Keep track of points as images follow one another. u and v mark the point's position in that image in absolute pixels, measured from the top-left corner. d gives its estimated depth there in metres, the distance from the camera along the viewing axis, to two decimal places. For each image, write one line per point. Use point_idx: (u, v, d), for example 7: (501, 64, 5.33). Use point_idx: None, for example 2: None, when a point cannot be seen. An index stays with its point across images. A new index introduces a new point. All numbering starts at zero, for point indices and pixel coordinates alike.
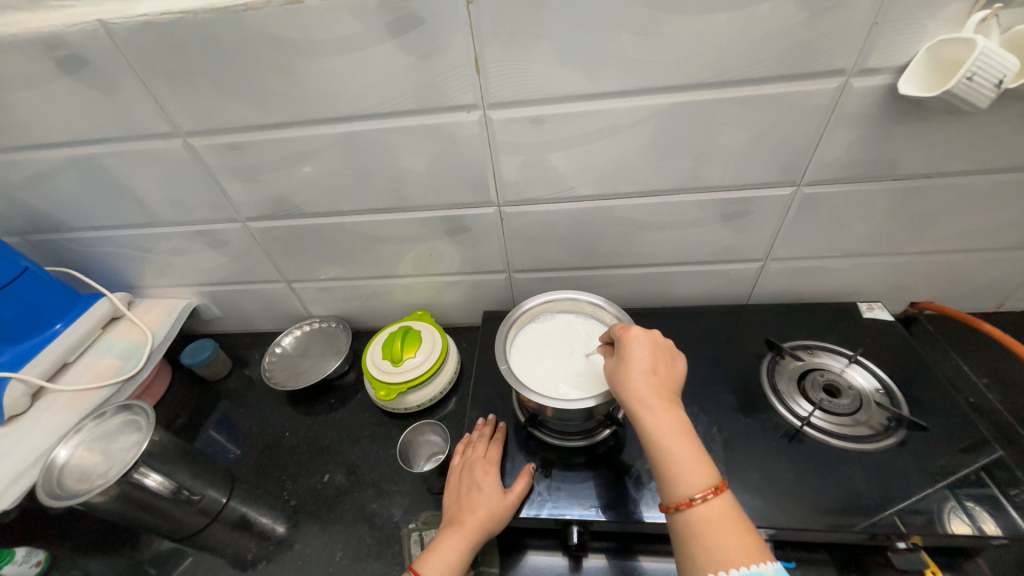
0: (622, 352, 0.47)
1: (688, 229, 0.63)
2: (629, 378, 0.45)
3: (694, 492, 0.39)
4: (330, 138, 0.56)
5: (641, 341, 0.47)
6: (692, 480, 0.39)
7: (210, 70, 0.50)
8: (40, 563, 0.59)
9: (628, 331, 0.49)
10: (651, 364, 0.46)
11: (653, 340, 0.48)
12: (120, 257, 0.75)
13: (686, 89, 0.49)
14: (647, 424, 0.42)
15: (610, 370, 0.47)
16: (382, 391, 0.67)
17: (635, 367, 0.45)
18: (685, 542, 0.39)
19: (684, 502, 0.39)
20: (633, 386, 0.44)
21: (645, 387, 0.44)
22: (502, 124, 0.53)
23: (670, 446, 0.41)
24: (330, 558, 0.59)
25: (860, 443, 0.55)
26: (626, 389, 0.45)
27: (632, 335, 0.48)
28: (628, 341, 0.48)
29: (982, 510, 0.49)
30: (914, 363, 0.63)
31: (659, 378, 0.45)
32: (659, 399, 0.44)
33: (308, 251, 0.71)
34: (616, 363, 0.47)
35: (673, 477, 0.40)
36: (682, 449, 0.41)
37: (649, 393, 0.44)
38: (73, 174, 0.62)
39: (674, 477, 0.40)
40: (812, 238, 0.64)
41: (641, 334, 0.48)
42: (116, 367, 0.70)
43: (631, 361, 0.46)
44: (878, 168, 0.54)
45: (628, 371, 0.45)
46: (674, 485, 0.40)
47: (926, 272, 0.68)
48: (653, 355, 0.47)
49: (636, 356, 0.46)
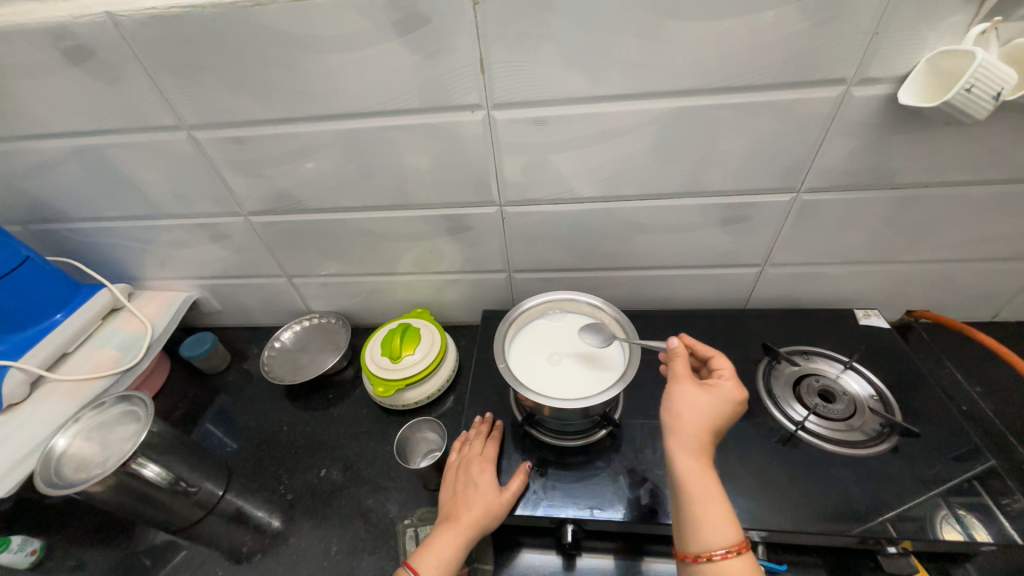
0: (706, 396, 0.45)
1: (688, 233, 0.64)
2: (694, 423, 0.43)
3: (733, 544, 0.39)
4: (333, 134, 0.56)
5: (734, 397, 0.45)
6: (732, 531, 0.40)
7: (217, 64, 0.50)
8: (35, 552, 0.60)
9: (725, 385, 0.45)
10: (718, 422, 0.44)
11: (738, 404, 0.45)
12: (121, 248, 0.75)
13: (690, 94, 0.49)
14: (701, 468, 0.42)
15: (686, 403, 0.44)
16: (381, 387, 0.67)
17: (705, 418, 0.44)
18: None
19: (723, 552, 0.39)
20: (694, 432, 0.43)
21: (704, 439, 0.43)
22: (505, 125, 0.53)
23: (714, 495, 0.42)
24: (325, 552, 0.59)
25: (853, 448, 0.55)
26: (686, 426, 0.43)
27: (726, 389, 0.45)
28: (716, 390, 0.45)
29: (972, 517, 0.49)
30: (909, 371, 0.64)
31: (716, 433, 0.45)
32: (706, 452, 0.43)
33: (309, 246, 0.72)
34: (690, 397, 0.45)
35: (714, 524, 0.40)
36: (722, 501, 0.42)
37: (704, 443, 0.43)
38: (77, 165, 0.62)
39: (714, 524, 0.40)
40: (811, 244, 0.64)
41: (739, 391, 0.45)
42: (116, 358, 0.71)
43: (707, 409, 0.44)
44: (877, 175, 0.55)
45: (706, 414, 0.44)
46: (716, 533, 0.40)
47: (923, 280, 0.69)
48: (727, 410, 0.44)
49: (721, 405, 0.44)
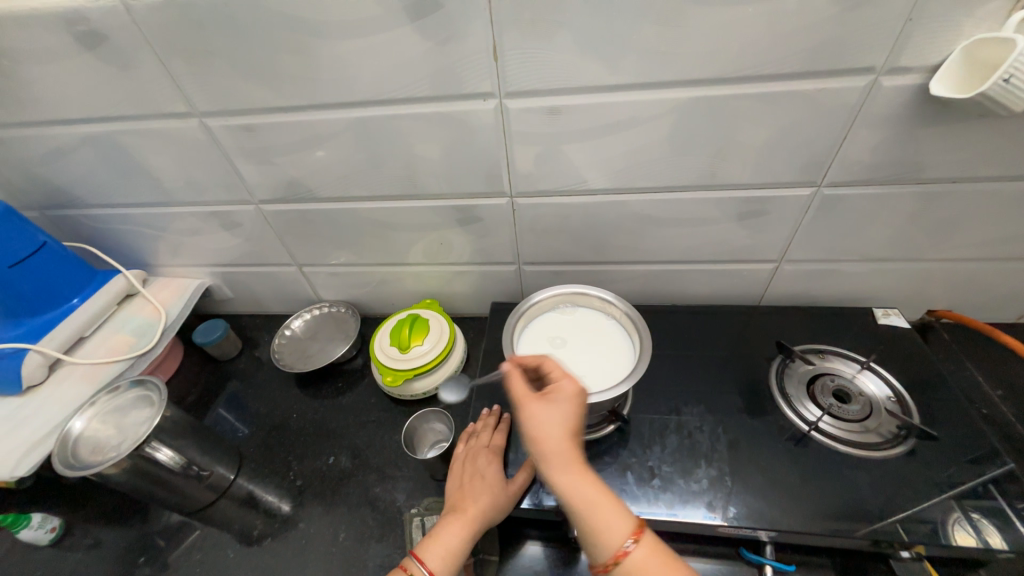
0: (550, 407, 0.43)
1: (703, 227, 0.62)
2: (555, 438, 0.42)
3: (627, 537, 0.39)
4: (342, 123, 0.56)
5: (571, 395, 0.44)
6: (622, 523, 0.39)
7: (227, 50, 0.50)
8: (54, 530, 0.62)
9: (565, 387, 0.44)
10: (575, 424, 0.43)
11: (582, 397, 0.45)
12: (135, 234, 0.76)
13: (709, 83, 0.48)
14: (579, 480, 0.41)
15: (537, 428, 0.42)
16: (389, 377, 0.67)
17: (563, 428, 0.42)
18: None
19: (622, 552, 0.38)
20: (559, 446, 0.42)
21: (569, 449, 0.42)
22: (517, 114, 0.52)
23: (596, 497, 0.40)
24: (332, 538, 0.60)
25: (868, 450, 0.54)
26: (550, 447, 0.42)
27: (567, 391, 0.44)
28: (559, 396, 0.44)
29: (988, 522, 0.48)
30: (929, 372, 0.62)
31: (580, 435, 0.44)
32: (578, 457, 0.42)
33: (319, 235, 0.72)
34: (539, 414, 0.43)
35: (604, 527, 0.39)
36: (608, 498, 0.41)
37: (572, 451, 0.42)
38: (92, 151, 0.63)
39: (605, 526, 0.39)
40: (830, 240, 0.62)
41: (574, 387, 0.44)
42: (131, 343, 0.72)
43: (559, 420, 0.43)
44: (903, 169, 0.53)
45: (557, 429, 0.42)
46: (609, 536, 0.39)
47: (947, 279, 0.66)
48: (576, 414, 0.43)
49: (570, 411, 0.43)
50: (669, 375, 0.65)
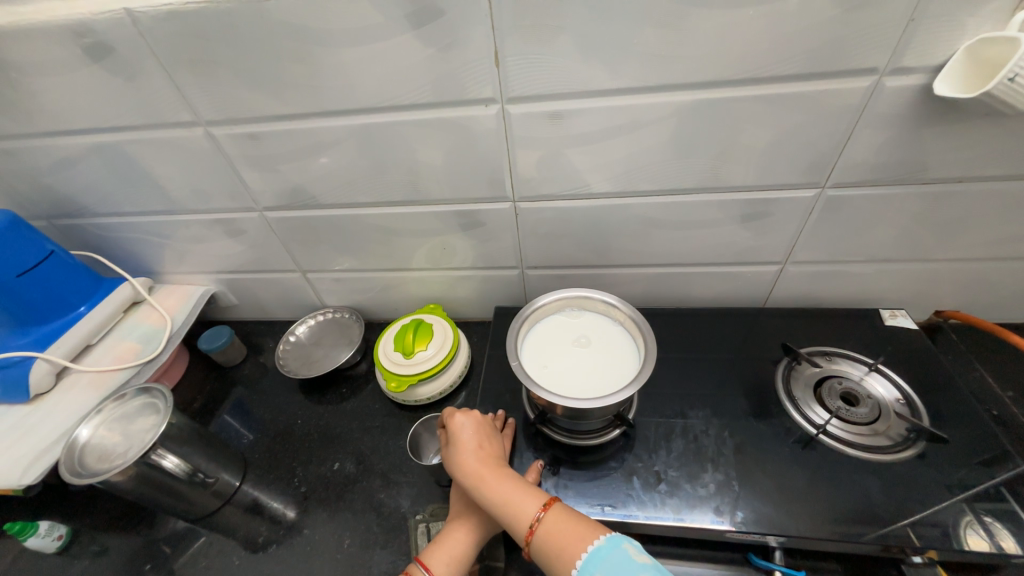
0: (450, 437, 0.53)
1: (707, 229, 0.62)
2: (459, 457, 0.50)
3: (532, 516, 0.44)
4: (345, 130, 0.56)
5: (460, 421, 0.53)
6: (526, 506, 0.45)
7: (232, 60, 0.51)
8: (61, 538, 0.62)
9: (453, 417, 0.53)
10: (476, 439, 0.51)
11: (477, 418, 0.54)
12: (141, 242, 0.76)
13: (711, 86, 0.48)
14: (484, 485, 0.47)
15: (446, 459, 0.51)
16: (393, 382, 0.67)
17: (463, 445, 0.51)
18: (551, 566, 0.42)
19: (529, 530, 0.43)
20: (464, 461, 0.49)
21: (473, 460, 0.49)
22: (520, 119, 0.52)
23: (502, 492, 0.46)
24: (337, 545, 0.60)
25: (878, 454, 0.53)
26: (456, 470, 0.50)
27: (455, 420, 0.53)
28: (453, 426, 0.53)
29: (1001, 526, 0.47)
30: (937, 373, 0.61)
31: (484, 448, 0.51)
32: (484, 462, 0.49)
33: (323, 242, 0.72)
34: (447, 449, 0.52)
35: (513, 516, 0.45)
36: (512, 488, 0.46)
37: (476, 459, 0.49)
38: (99, 161, 0.63)
39: (515, 514, 0.45)
40: (835, 241, 0.62)
41: (463, 415, 0.54)
42: (137, 351, 0.72)
43: (459, 443, 0.51)
44: (908, 169, 0.52)
45: (458, 452, 0.51)
46: (518, 520, 0.44)
47: (954, 280, 0.66)
48: (471, 433, 0.52)
49: (464, 436, 0.52)
50: (674, 379, 0.64)
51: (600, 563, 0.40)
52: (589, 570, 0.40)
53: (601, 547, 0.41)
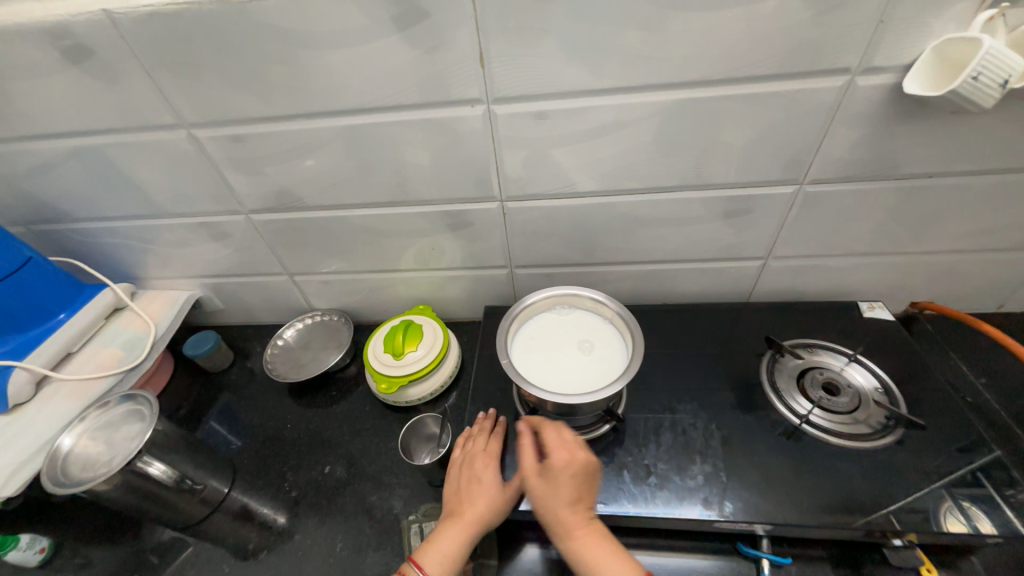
0: (548, 480, 0.49)
1: (691, 226, 0.64)
2: (555, 508, 0.48)
3: None
4: (332, 131, 0.56)
5: (564, 469, 0.49)
6: None
7: (214, 62, 0.50)
8: (43, 551, 0.60)
9: (556, 460, 0.50)
10: (575, 491, 0.49)
11: (577, 464, 0.49)
12: (123, 248, 0.75)
13: (691, 86, 0.49)
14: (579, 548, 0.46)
15: (537, 500, 0.49)
16: (383, 384, 0.67)
17: (560, 496, 0.48)
18: None
19: None
20: (559, 514, 0.48)
21: (571, 516, 0.47)
22: (505, 119, 0.53)
23: (595, 560, 0.45)
24: (330, 549, 0.59)
25: (858, 441, 0.55)
26: (551, 518, 0.48)
27: (556, 465, 0.49)
28: (552, 469, 0.50)
29: (977, 510, 0.49)
30: (913, 363, 0.63)
31: (581, 502, 0.49)
32: (581, 521, 0.47)
33: (311, 244, 0.72)
34: (540, 489, 0.49)
35: None
36: (607, 558, 0.45)
37: (572, 516, 0.47)
38: (78, 165, 0.62)
39: None
40: (814, 236, 0.64)
41: (566, 462, 0.50)
42: (120, 358, 0.71)
43: (559, 492, 0.49)
44: (882, 165, 0.54)
45: (556, 500, 0.48)
46: None
47: (928, 272, 0.68)
48: (573, 484, 0.49)
49: (564, 484, 0.49)
50: (661, 374, 0.66)
51: None
52: None
53: None
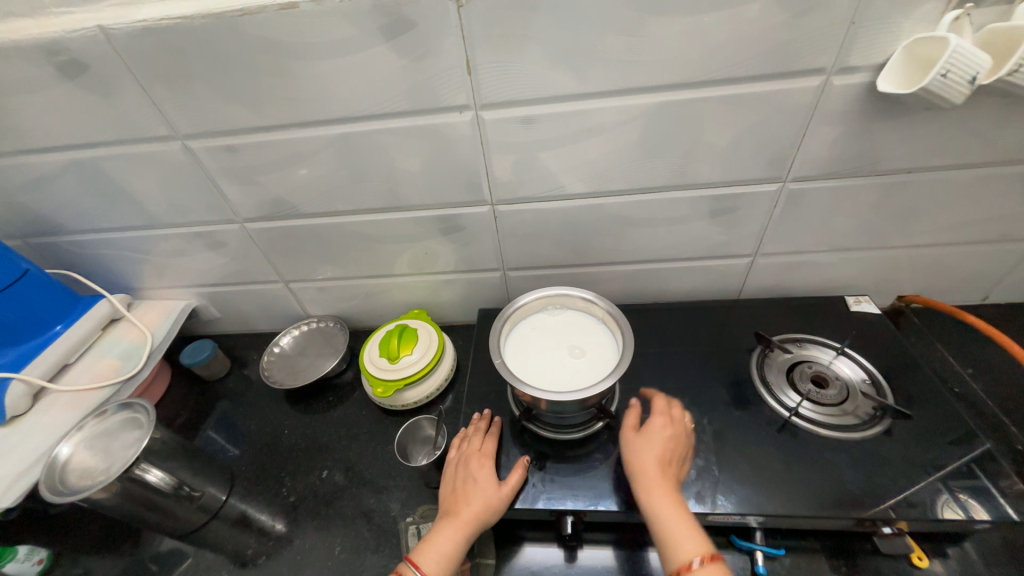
0: (643, 435, 0.53)
1: (679, 225, 0.65)
2: (644, 460, 0.50)
3: (693, 555, 0.43)
4: (324, 139, 0.57)
5: (661, 431, 0.53)
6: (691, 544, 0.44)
7: (208, 74, 0.51)
8: (41, 562, 0.60)
9: (655, 421, 0.54)
10: (666, 454, 0.51)
11: (673, 433, 0.53)
12: (119, 259, 0.76)
13: (673, 88, 0.50)
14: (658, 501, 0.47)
15: (628, 449, 0.52)
16: (379, 388, 0.68)
17: (650, 453, 0.51)
18: None
19: (683, 566, 0.43)
20: (646, 467, 0.50)
21: (657, 471, 0.49)
22: (493, 124, 0.54)
23: (671, 515, 0.46)
24: (328, 553, 0.60)
25: (847, 432, 0.56)
26: (635, 466, 0.50)
27: (655, 427, 0.53)
28: (651, 429, 0.53)
29: (974, 501, 0.50)
30: (900, 355, 0.64)
31: (668, 467, 0.50)
32: (665, 480, 0.49)
33: (305, 251, 0.73)
34: (633, 441, 0.52)
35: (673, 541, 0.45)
36: (682, 520, 0.46)
37: (659, 472, 0.49)
38: (74, 177, 0.63)
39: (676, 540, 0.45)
40: (799, 232, 0.65)
41: (665, 427, 0.53)
42: (117, 368, 0.71)
43: (652, 447, 0.51)
44: (862, 162, 0.56)
45: (647, 454, 0.51)
46: (677, 549, 0.44)
47: (913, 265, 0.69)
48: (666, 446, 0.52)
49: (657, 443, 0.52)
50: (654, 372, 0.66)
51: None
52: None
53: None
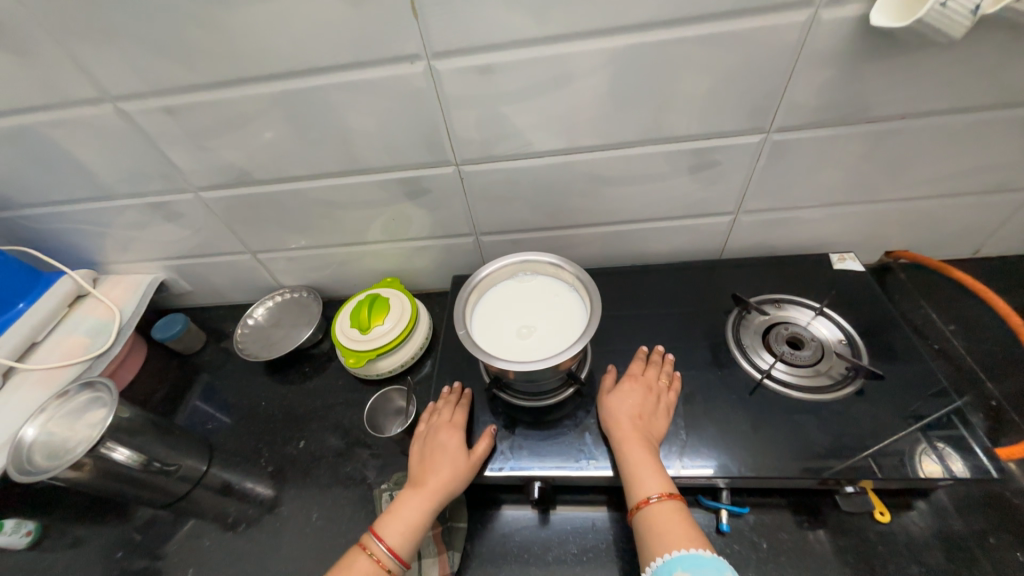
0: (617, 391, 0.55)
1: (657, 183, 0.61)
2: (615, 411, 0.53)
3: (652, 492, 0.46)
4: (268, 98, 0.52)
5: (633, 387, 0.55)
6: (652, 483, 0.47)
7: (127, 25, 0.46)
8: (29, 534, 0.62)
9: (630, 380, 0.56)
10: (638, 406, 0.53)
11: (646, 388, 0.55)
12: (76, 233, 0.73)
13: (644, 29, 0.45)
14: (624, 446, 0.50)
15: (602, 404, 0.55)
16: (351, 358, 0.67)
17: (622, 405, 0.53)
18: (642, 538, 0.45)
19: (642, 500, 0.46)
20: (617, 417, 0.52)
21: (627, 421, 0.52)
22: (450, 76, 0.50)
23: (635, 457, 0.49)
24: (306, 518, 0.61)
25: (819, 393, 0.55)
26: (607, 418, 0.53)
27: (628, 384, 0.56)
28: (625, 386, 0.56)
29: (951, 450, 0.49)
30: (881, 313, 0.63)
31: (641, 418, 0.52)
32: (634, 428, 0.51)
33: (267, 220, 0.69)
34: (607, 396, 0.56)
35: (635, 480, 0.47)
36: (646, 462, 0.48)
37: (628, 421, 0.52)
38: (8, 147, 0.59)
39: (639, 479, 0.47)
40: (784, 187, 0.61)
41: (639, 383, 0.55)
42: (86, 345, 0.70)
43: (623, 400, 0.54)
44: (851, 108, 0.51)
45: (618, 406, 0.53)
46: (638, 486, 0.47)
47: (904, 220, 0.66)
48: (638, 399, 0.54)
49: (629, 398, 0.54)
50: (629, 336, 0.65)
51: (691, 564, 0.40)
52: (674, 566, 0.41)
53: (690, 555, 0.41)
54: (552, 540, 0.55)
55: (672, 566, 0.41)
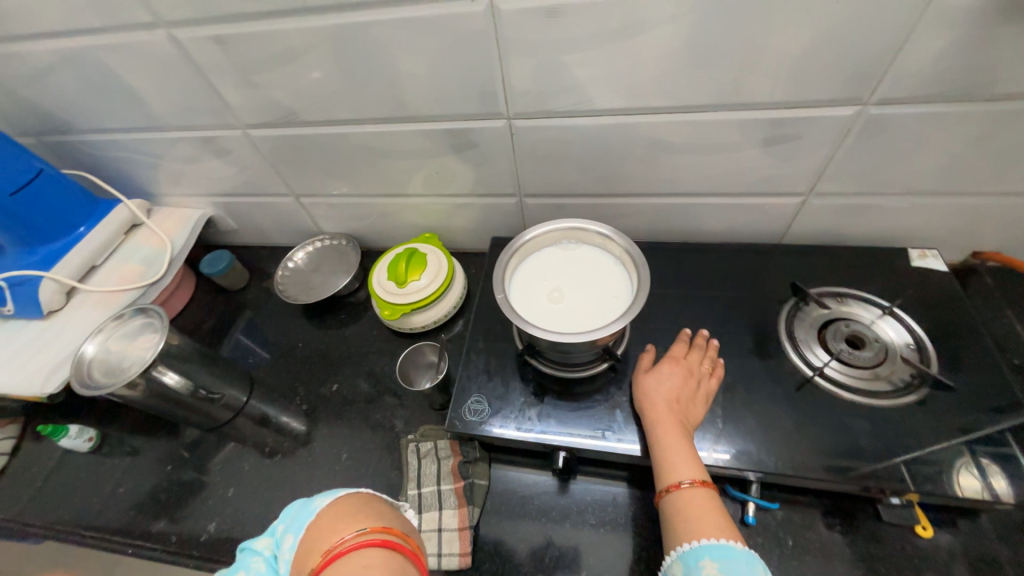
0: (655, 371, 0.54)
1: (724, 154, 0.56)
2: (652, 392, 0.51)
3: (684, 478, 0.45)
4: (319, 32, 0.50)
5: (674, 370, 0.53)
6: (685, 469, 0.46)
7: None
8: (91, 439, 0.68)
9: (671, 361, 0.54)
10: (676, 390, 0.51)
11: (687, 373, 0.53)
12: (132, 162, 0.74)
13: None
14: (659, 429, 0.49)
15: (639, 383, 0.54)
16: (387, 310, 0.67)
17: (660, 387, 0.52)
18: (668, 521, 0.44)
19: (673, 485, 0.45)
20: (653, 398, 0.51)
21: (664, 403, 0.50)
22: (512, 17, 0.45)
23: (669, 441, 0.48)
24: (337, 457, 0.64)
25: (874, 398, 0.51)
26: (642, 398, 0.52)
27: (668, 366, 0.53)
28: (664, 367, 0.53)
29: (995, 467, 0.46)
30: (958, 319, 0.57)
31: (678, 402, 0.51)
32: (671, 411, 0.50)
33: (312, 164, 0.68)
34: (644, 376, 0.54)
35: (667, 463, 0.46)
36: (680, 448, 0.47)
37: (665, 404, 0.50)
38: (68, 69, 0.59)
39: (671, 463, 0.46)
40: (870, 170, 0.55)
41: (680, 366, 0.53)
42: (140, 273, 0.74)
43: (661, 382, 0.52)
44: (973, 81, 0.44)
45: (656, 387, 0.52)
46: (670, 470, 0.46)
47: (1005, 217, 0.58)
48: (677, 382, 0.52)
49: (668, 380, 0.52)
50: (672, 316, 0.62)
51: (717, 554, 0.39)
52: (700, 553, 0.40)
53: (719, 545, 0.40)
54: (572, 508, 0.56)
55: (699, 553, 0.40)
